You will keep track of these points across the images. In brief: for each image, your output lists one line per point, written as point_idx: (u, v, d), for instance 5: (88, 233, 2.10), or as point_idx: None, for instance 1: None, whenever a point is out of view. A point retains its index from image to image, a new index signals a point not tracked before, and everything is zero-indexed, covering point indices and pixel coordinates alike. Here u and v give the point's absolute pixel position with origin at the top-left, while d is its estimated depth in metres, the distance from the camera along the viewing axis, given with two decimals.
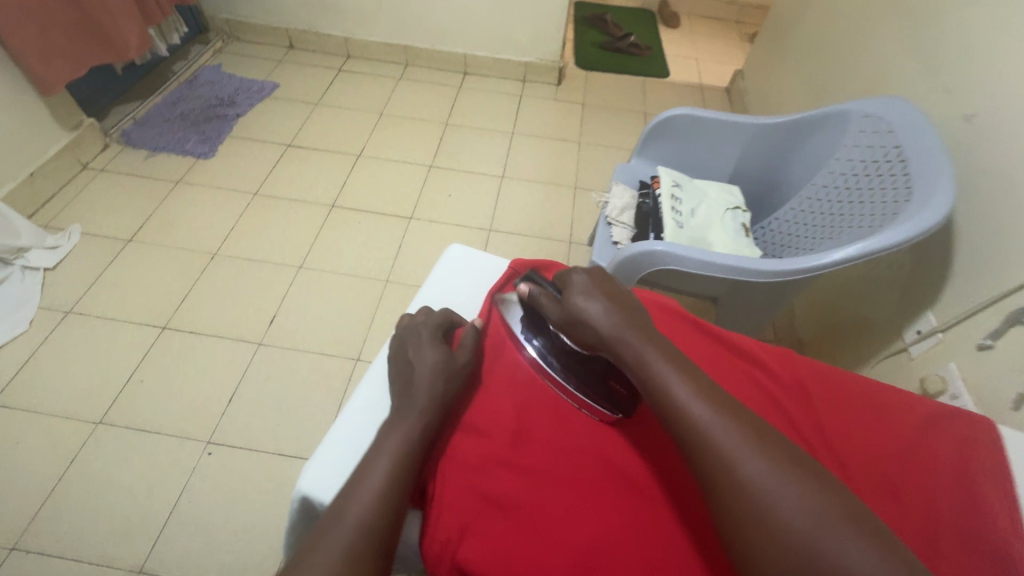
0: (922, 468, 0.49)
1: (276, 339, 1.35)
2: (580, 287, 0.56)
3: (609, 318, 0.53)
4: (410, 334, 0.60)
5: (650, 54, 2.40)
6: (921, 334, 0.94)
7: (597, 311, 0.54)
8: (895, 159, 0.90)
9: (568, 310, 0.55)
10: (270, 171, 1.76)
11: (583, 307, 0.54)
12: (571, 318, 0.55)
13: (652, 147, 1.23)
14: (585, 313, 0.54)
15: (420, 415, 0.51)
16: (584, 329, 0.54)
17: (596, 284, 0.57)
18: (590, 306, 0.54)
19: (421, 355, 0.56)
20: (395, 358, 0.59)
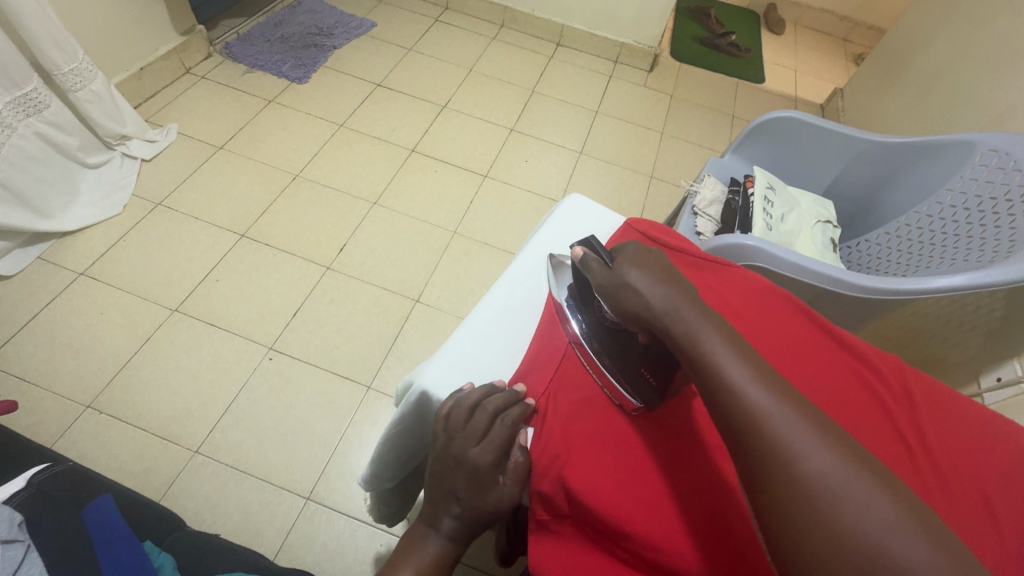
0: (1023, 497, 0.48)
1: (343, 267, 1.40)
2: (633, 257, 0.46)
3: (662, 292, 0.43)
4: (458, 430, 0.47)
5: (749, 56, 2.32)
6: (1001, 381, 0.94)
7: (645, 284, 0.44)
8: (1018, 199, 0.87)
9: (615, 289, 0.45)
10: (358, 106, 1.79)
11: (628, 282, 0.44)
12: (616, 295, 0.45)
13: (750, 146, 1.21)
14: (637, 287, 0.44)
15: (444, 546, 0.48)
16: (627, 302, 0.44)
17: (653, 257, 0.46)
18: (640, 278, 0.44)
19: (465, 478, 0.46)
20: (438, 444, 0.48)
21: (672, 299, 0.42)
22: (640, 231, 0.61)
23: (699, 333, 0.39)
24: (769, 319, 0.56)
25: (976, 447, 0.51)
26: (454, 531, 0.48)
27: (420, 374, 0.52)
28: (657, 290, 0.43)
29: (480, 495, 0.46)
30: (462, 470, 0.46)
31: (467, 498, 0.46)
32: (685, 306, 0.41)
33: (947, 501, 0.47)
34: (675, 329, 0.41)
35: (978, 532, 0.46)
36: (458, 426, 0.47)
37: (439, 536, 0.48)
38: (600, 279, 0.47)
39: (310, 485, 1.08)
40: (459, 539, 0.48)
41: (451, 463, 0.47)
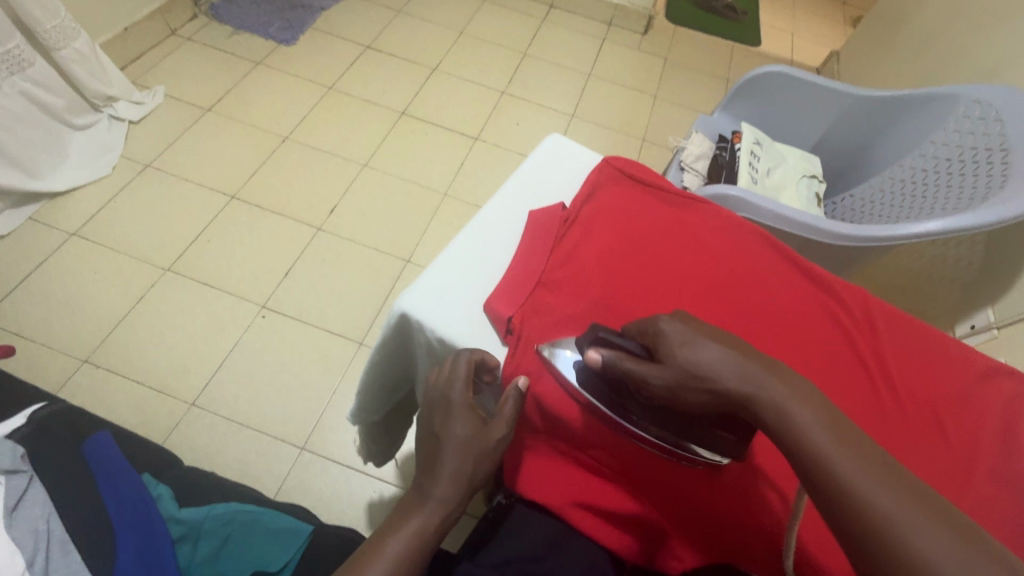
0: (972, 413, 0.51)
1: (334, 229, 1.41)
2: (679, 336, 0.43)
3: (737, 376, 0.41)
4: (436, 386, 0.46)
5: (745, 19, 2.28)
6: (975, 328, 0.95)
7: (714, 362, 0.41)
8: (997, 148, 0.88)
9: (678, 372, 0.41)
10: (348, 69, 1.77)
11: (694, 362, 0.41)
12: (691, 382, 0.41)
13: (739, 102, 1.21)
14: (710, 369, 0.41)
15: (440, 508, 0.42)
16: (697, 387, 0.41)
17: (695, 332, 0.43)
18: (704, 357, 0.42)
19: (446, 424, 0.44)
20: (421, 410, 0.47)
21: (747, 376, 0.41)
22: (617, 168, 0.62)
23: (792, 419, 0.38)
24: (742, 254, 0.58)
25: (936, 372, 0.53)
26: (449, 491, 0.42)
27: (400, 296, 0.51)
28: (728, 371, 0.41)
29: (466, 436, 0.44)
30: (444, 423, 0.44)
31: (448, 446, 0.43)
32: (766, 391, 0.40)
33: (899, 417, 0.50)
34: (765, 419, 0.40)
35: (929, 446, 0.49)
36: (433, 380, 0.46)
37: (433, 498, 0.42)
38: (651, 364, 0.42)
39: (305, 436, 1.11)
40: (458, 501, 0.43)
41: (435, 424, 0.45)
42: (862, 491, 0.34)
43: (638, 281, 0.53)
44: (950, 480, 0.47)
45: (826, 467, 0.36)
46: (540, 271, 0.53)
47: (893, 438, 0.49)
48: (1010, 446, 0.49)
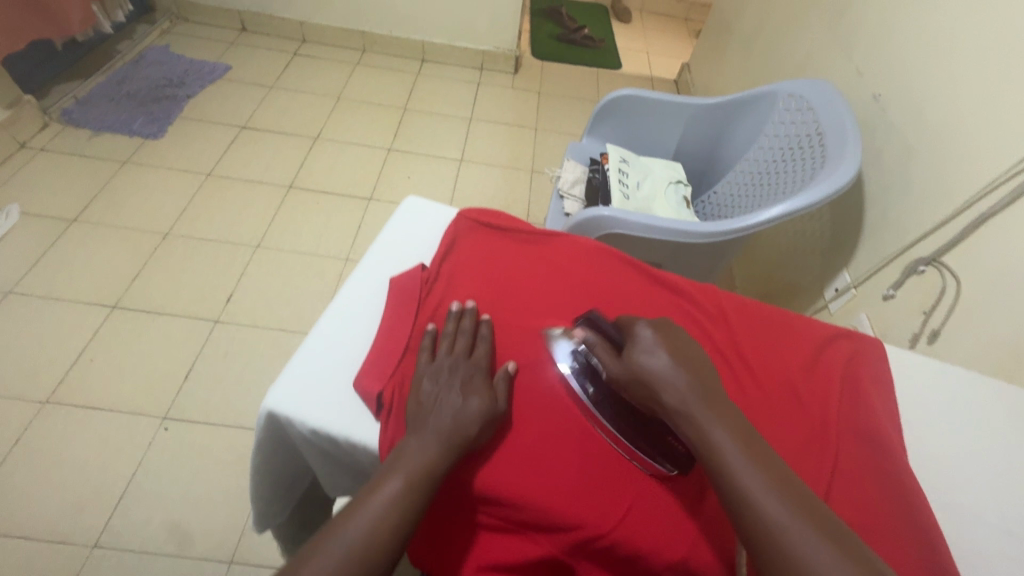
0: (820, 378, 0.57)
1: (232, 317, 1.34)
2: (643, 343, 0.49)
3: (677, 381, 0.46)
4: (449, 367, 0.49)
5: (604, 46, 2.48)
6: (838, 291, 1.05)
7: (665, 374, 0.46)
8: (814, 132, 1.01)
9: (631, 373, 0.48)
10: (224, 152, 1.73)
11: (648, 368, 0.47)
12: (639, 382, 0.47)
13: (601, 125, 1.30)
14: (660, 378, 0.46)
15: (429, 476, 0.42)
16: (645, 387, 0.47)
17: (662, 341, 0.49)
18: (654, 364, 0.47)
19: (451, 401, 0.46)
20: (422, 387, 0.48)
21: (684, 395, 0.45)
22: (471, 219, 0.65)
23: (727, 459, 0.42)
24: (601, 276, 0.62)
25: (783, 347, 0.59)
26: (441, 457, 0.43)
27: (267, 395, 0.48)
28: (676, 378, 0.46)
29: (471, 412, 0.46)
30: (458, 379, 0.48)
31: (448, 421, 0.45)
32: (696, 404, 0.45)
33: (761, 398, 0.54)
34: (703, 446, 0.43)
35: (786, 416, 0.53)
36: (433, 340, 0.51)
37: (425, 462, 0.43)
38: (618, 369, 0.49)
39: (231, 547, 1.03)
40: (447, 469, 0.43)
41: (435, 379, 0.48)
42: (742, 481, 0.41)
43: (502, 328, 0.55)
44: (812, 445, 0.52)
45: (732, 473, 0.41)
46: (407, 335, 0.53)
47: (756, 420, 0.53)
48: (857, 401, 0.55)
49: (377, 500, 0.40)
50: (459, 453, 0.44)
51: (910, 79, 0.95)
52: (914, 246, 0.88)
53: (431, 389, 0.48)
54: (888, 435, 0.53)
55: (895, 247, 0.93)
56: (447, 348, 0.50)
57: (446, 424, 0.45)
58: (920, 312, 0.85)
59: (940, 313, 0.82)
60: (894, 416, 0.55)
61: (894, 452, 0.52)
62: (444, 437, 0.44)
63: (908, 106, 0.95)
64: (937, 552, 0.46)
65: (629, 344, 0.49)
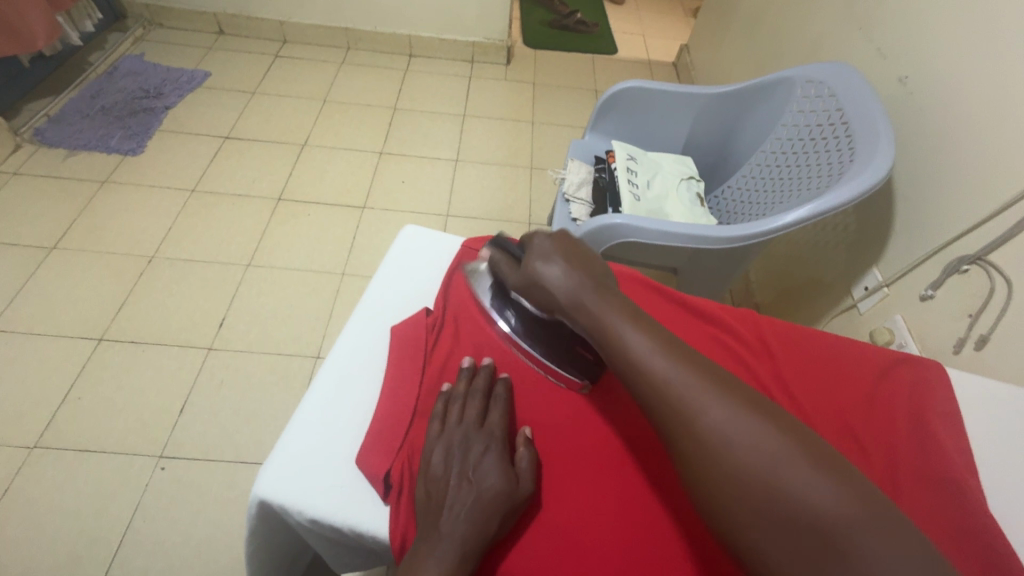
0: (881, 415, 0.50)
1: (226, 343, 1.28)
2: (540, 250, 0.47)
3: (570, 286, 0.44)
4: (461, 443, 0.42)
5: (598, 30, 2.38)
6: (868, 290, 0.98)
7: (557, 277, 0.44)
8: (839, 121, 0.93)
9: (530, 281, 0.46)
10: (208, 165, 1.65)
11: (544, 276, 0.45)
12: (538, 290, 0.45)
13: (605, 121, 1.22)
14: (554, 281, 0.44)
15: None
16: (542, 295, 0.45)
17: (558, 247, 0.47)
18: (550, 271, 0.45)
19: (459, 487, 0.39)
20: (431, 473, 0.41)
21: (579, 290, 0.44)
22: (477, 250, 0.58)
23: (683, 395, 0.36)
24: None
25: (839, 381, 0.52)
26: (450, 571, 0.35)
27: (257, 480, 0.42)
28: (567, 280, 0.44)
29: (489, 501, 0.38)
30: (469, 454, 0.41)
31: (453, 515, 0.38)
32: (589, 296, 0.43)
33: None
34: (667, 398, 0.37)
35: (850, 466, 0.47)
36: (445, 406, 0.44)
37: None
38: (515, 280, 0.47)
39: None
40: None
41: (446, 454, 0.41)
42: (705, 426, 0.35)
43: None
44: None
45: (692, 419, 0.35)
46: (413, 396, 0.47)
47: None
48: (927, 441, 0.49)
49: None
50: (478, 554, 0.37)
51: (940, 59, 0.87)
52: (953, 243, 0.82)
53: (442, 469, 0.41)
54: (969, 480, 0.46)
55: (932, 243, 0.86)
56: (456, 415, 0.44)
57: (460, 527, 0.37)
58: (965, 315, 0.79)
59: (988, 316, 0.76)
60: (968, 454, 0.49)
61: (981, 502, 0.45)
62: (457, 541, 0.36)
63: (939, 89, 0.87)
64: None
65: (525, 255, 0.48)
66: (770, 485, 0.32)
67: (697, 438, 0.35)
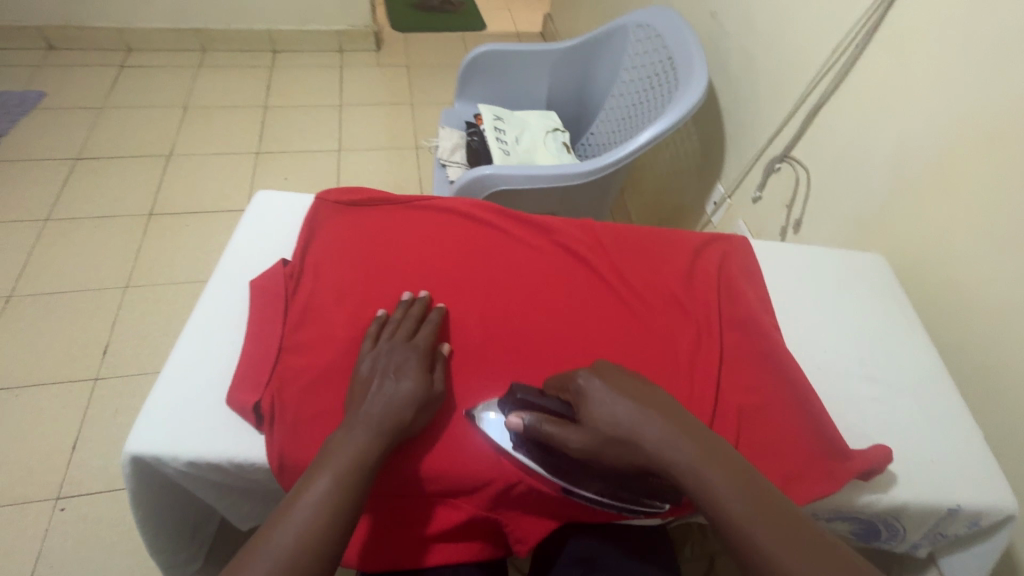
0: (698, 282, 0.60)
1: (115, 370, 1.20)
2: (600, 394, 0.47)
3: (649, 436, 0.45)
4: (392, 359, 0.47)
5: (464, 8, 2.41)
6: (716, 204, 1.11)
7: (630, 423, 0.45)
8: (665, 57, 1.05)
9: (595, 433, 0.45)
10: (61, 190, 1.51)
11: (611, 422, 0.45)
12: (607, 441, 0.45)
13: (469, 87, 1.27)
14: (627, 430, 0.45)
15: (348, 479, 0.41)
16: (623, 451, 0.45)
17: (614, 387, 0.47)
18: (618, 414, 0.45)
19: (384, 394, 0.45)
20: (360, 385, 0.46)
21: (667, 440, 0.44)
22: (331, 198, 0.60)
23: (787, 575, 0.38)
24: (480, 237, 0.61)
25: (664, 260, 0.62)
26: (364, 471, 0.42)
27: (128, 439, 0.43)
28: (649, 433, 0.45)
29: (410, 407, 0.45)
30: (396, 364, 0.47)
31: (373, 410, 0.44)
32: (685, 452, 0.44)
33: (648, 313, 0.57)
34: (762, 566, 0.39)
35: (671, 323, 0.57)
36: (379, 326, 0.50)
37: (341, 464, 0.41)
38: (579, 435, 0.45)
39: None
40: (366, 481, 0.41)
41: (373, 365, 0.47)
42: None
43: (461, 290, 0.57)
44: (699, 343, 0.55)
45: None
46: (278, 334, 0.49)
47: (651, 333, 0.56)
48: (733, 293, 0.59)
49: (321, 481, 0.40)
50: (393, 437, 0.44)
51: None
52: (767, 149, 0.95)
53: (369, 376, 0.47)
54: (762, 315, 0.58)
55: (753, 152, 0.99)
56: (387, 335, 0.49)
57: (378, 411, 0.44)
58: (784, 206, 0.92)
59: (799, 203, 0.89)
60: (765, 297, 0.60)
61: (771, 330, 0.56)
62: (376, 423, 0.44)
63: (739, 17, 1.00)
64: (809, 402, 0.52)
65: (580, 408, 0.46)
66: None
67: (719, 513, 0.42)
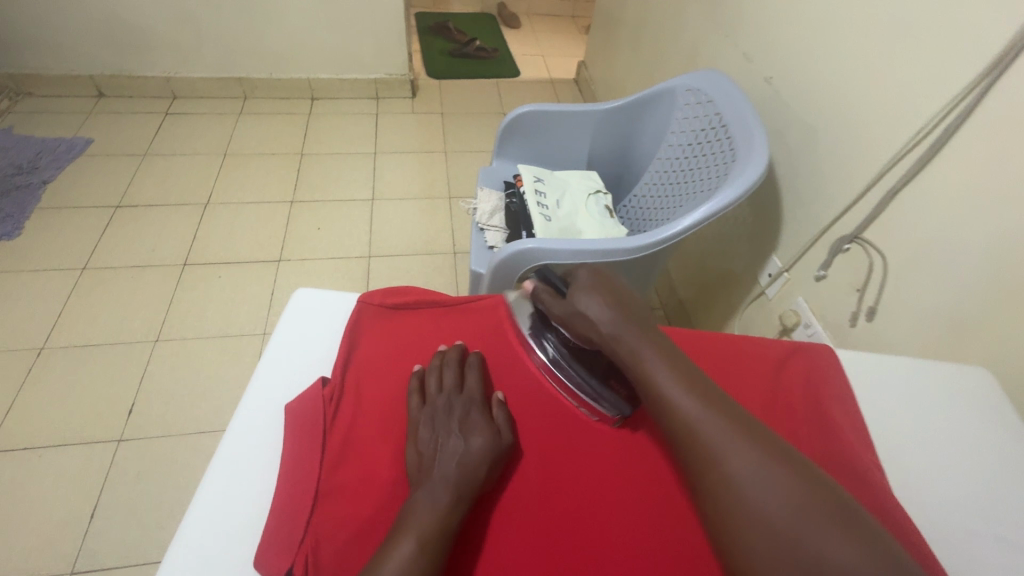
0: (783, 408, 0.54)
1: (139, 430, 1.17)
2: (584, 285, 0.57)
3: (612, 323, 0.53)
4: (453, 406, 0.50)
5: (498, 55, 2.43)
6: (772, 276, 1.04)
7: (597, 311, 0.54)
8: (718, 124, 1.00)
9: (572, 311, 0.56)
10: (101, 238, 1.52)
11: (586, 310, 0.55)
12: (577, 319, 0.55)
13: (509, 146, 1.24)
14: (597, 322, 0.54)
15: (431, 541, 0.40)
16: (583, 327, 0.55)
17: (598, 284, 0.57)
18: (591, 306, 0.55)
19: (443, 439, 0.48)
20: (420, 419, 0.50)
21: (621, 326, 0.53)
22: (376, 307, 0.59)
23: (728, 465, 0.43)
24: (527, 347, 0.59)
25: (742, 375, 0.56)
26: (445, 497, 0.43)
27: None
28: (608, 321, 0.53)
29: (479, 435, 0.47)
30: (455, 417, 0.49)
31: (441, 453, 0.46)
32: (629, 331, 0.52)
33: None
34: (702, 454, 0.44)
35: None
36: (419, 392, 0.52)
37: (422, 509, 0.42)
38: (557, 307, 0.57)
39: None
40: (450, 524, 0.42)
41: (431, 425, 0.49)
42: (741, 478, 0.42)
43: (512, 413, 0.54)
44: None
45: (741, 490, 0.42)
46: (318, 474, 0.46)
47: None
48: (826, 426, 0.52)
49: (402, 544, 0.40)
50: (467, 495, 0.44)
51: (795, 59, 0.95)
52: (832, 226, 0.88)
53: (431, 440, 0.48)
54: (862, 454, 0.50)
55: (815, 228, 0.92)
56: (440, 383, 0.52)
57: (451, 470, 0.45)
58: (854, 291, 0.85)
59: (872, 290, 0.82)
60: (865, 430, 0.53)
61: (879, 476, 0.49)
62: (449, 476, 0.44)
63: (797, 86, 0.95)
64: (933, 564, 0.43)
65: (571, 288, 0.57)
66: (791, 535, 0.39)
67: (666, 401, 0.48)
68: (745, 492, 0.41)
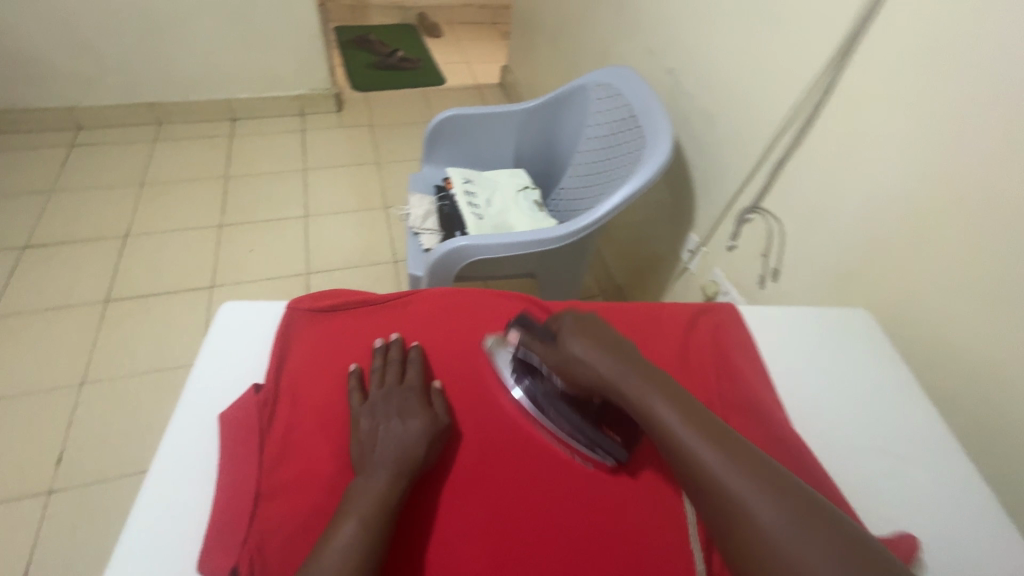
0: (695, 361, 0.61)
1: (70, 479, 1.10)
2: (571, 328, 0.58)
3: (607, 366, 0.54)
4: (392, 395, 0.52)
5: (423, 64, 2.45)
6: (692, 252, 1.12)
7: (590, 356, 0.55)
8: (629, 114, 1.07)
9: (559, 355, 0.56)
10: (7, 283, 1.42)
11: (576, 354, 0.56)
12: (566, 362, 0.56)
13: (436, 151, 1.26)
14: (589, 362, 0.55)
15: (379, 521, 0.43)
16: (576, 371, 0.55)
17: (583, 326, 0.58)
18: (580, 348, 0.56)
19: (387, 425, 0.50)
20: (361, 411, 0.51)
21: (617, 367, 0.54)
22: (306, 312, 0.60)
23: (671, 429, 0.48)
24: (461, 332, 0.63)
25: (658, 339, 0.62)
26: (385, 480, 0.45)
27: None
28: (600, 362, 0.54)
29: (420, 418, 0.50)
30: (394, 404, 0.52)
31: (382, 441, 0.48)
32: (631, 374, 0.53)
33: None
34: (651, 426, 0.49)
35: None
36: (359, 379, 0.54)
37: (363, 492, 0.45)
38: (549, 355, 0.57)
39: None
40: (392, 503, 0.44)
41: (371, 413, 0.51)
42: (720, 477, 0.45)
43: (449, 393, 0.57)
44: None
45: (694, 460, 0.46)
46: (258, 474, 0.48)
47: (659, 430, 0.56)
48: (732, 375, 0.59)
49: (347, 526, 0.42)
50: (408, 474, 0.47)
51: (691, 52, 1.03)
52: (737, 201, 0.97)
53: (371, 427, 0.50)
54: (760, 392, 0.57)
55: (723, 204, 1.01)
56: (382, 379, 0.54)
57: (390, 454, 0.47)
58: (761, 256, 0.93)
59: (774, 253, 0.91)
60: (764, 372, 0.60)
61: (775, 409, 0.56)
62: (390, 463, 0.47)
63: (696, 77, 1.03)
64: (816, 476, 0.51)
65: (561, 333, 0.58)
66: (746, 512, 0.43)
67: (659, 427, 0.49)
68: (704, 468, 0.46)
